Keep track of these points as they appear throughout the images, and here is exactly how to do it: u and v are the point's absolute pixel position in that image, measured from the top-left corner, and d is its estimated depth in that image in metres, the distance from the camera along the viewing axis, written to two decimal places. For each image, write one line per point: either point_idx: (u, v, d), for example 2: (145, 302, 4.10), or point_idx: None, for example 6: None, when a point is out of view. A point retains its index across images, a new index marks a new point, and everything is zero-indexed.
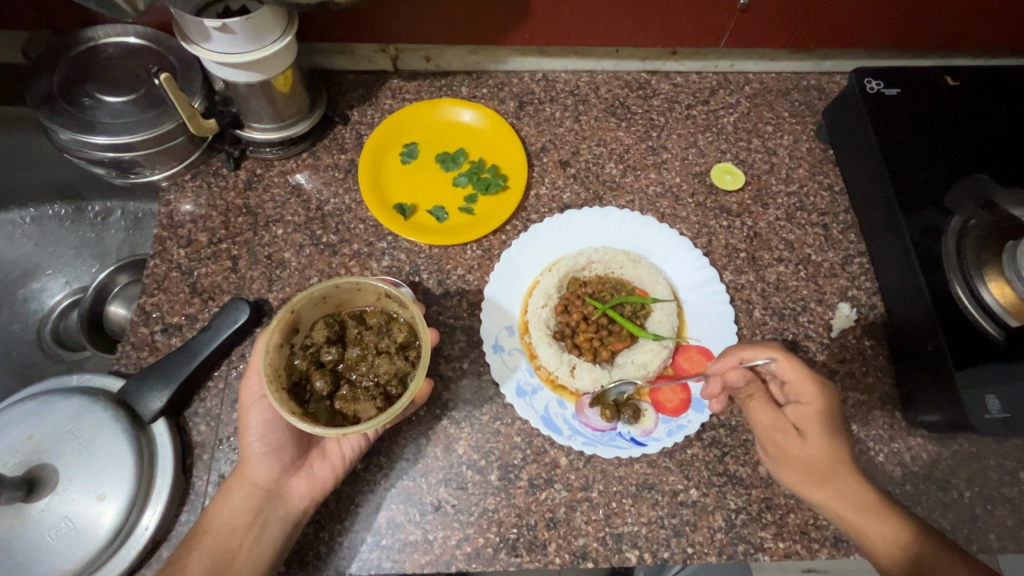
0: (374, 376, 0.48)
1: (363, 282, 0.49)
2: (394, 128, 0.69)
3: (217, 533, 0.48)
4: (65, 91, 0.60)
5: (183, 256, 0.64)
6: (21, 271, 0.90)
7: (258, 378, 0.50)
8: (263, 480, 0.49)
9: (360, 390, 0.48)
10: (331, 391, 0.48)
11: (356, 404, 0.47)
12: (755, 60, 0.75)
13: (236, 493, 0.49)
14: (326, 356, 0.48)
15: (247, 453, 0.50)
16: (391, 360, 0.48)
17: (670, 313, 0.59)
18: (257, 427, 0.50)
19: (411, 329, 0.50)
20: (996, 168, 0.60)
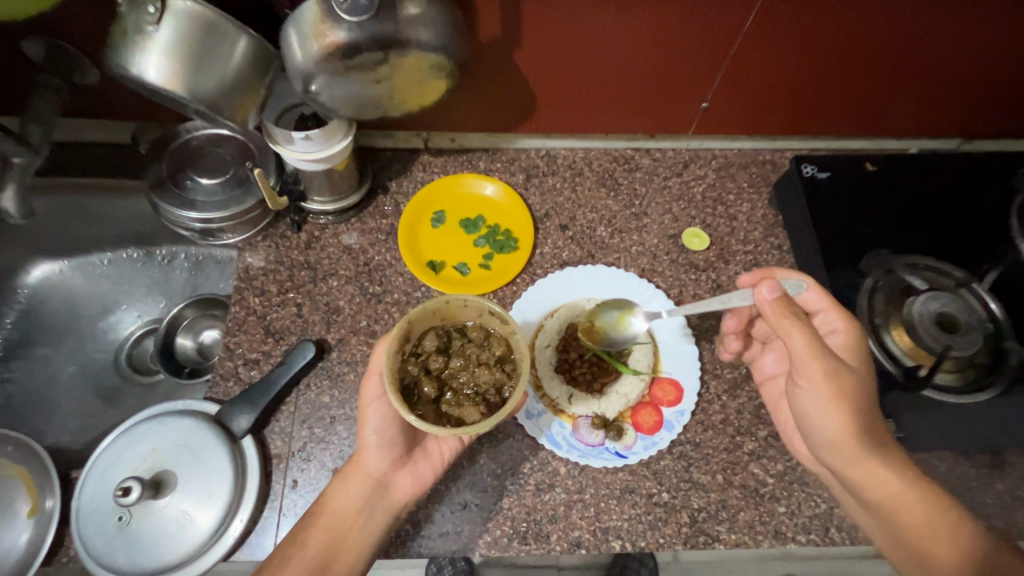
0: (475, 385, 0.61)
1: (470, 301, 0.62)
2: (426, 198, 0.86)
3: (332, 510, 0.62)
4: (172, 176, 0.77)
5: (257, 303, 0.79)
6: (100, 306, 1.05)
7: (378, 378, 0.64)
8: (375, 467, 0.64)
9: (463, 396, 0.60)
10: (436, 395, 0.60)
11: (460, 408, 0.59)
12: (720, 140, 0.90)
13: (354, 481, 0.64)
14: (435, 364, 0.61)
15: (366, 447, 0.65)
16: (490, 372, 0.61)
17: (647, 352, 0.74)
18: (374, 421, 0.65)
19: (505, 346, 0.63)
20: (909, 239, 0.75)
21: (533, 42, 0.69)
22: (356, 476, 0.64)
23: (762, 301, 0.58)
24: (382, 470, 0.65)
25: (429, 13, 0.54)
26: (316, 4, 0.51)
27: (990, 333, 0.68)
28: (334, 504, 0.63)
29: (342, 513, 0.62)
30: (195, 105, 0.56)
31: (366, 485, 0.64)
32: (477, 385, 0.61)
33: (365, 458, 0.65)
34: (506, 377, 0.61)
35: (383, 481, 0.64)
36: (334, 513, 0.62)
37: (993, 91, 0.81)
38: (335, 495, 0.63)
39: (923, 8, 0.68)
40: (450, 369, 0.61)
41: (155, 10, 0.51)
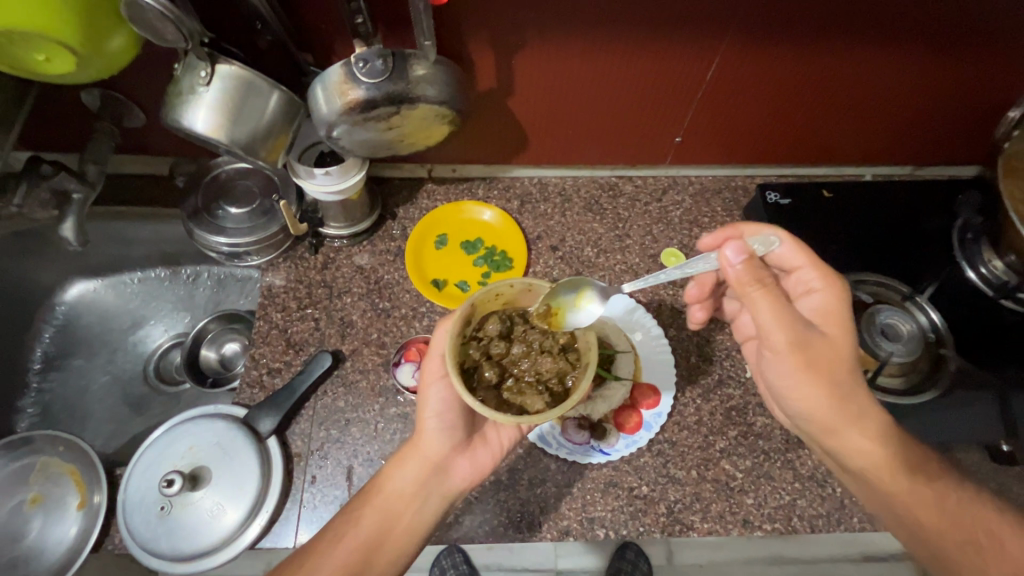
0: (537, 371, 0.64)
1: (534, 284, 0.67)
2: (431, 223, 0.95)
3: (387, 490, 0.66)
4: (205, 206, 0.87)
5: (279, 317, 0.88)
6: (130, 321, 1.14)
7: (439, 360, 0.68)
8: (434, 449, 0.68)
9: (526, 383, 0.64)
10: (498, 381, 0.64)
11: (523, 396, 0.62)
12: (696, 168, 0.99)
13: (411, 463, 0.68)
14: (497, 349, 0.65)
15: (425, 430, 0.69)
16: (554, 360, 0.64)
17: (628, 360, 0.83)
18: (435, 404, 0.68)
19: (567, 334, 0.67)
20: (860, 259, 0.84)
21: (523, 90, 0.79)
22: (414, 458, 0.68)
23: (729, 264, 0.59)
24: (440, 453, 0.68)
25: (435, 73, 0.63)
26: (339, 68, 0.61)
27: (930, 341, 0.77)
28: (390, 484, 0.66)
29: (399, 493, 0.66)
30: (232, 150, 0.65)
31: (423, 467, 0.67)
32: (540, 371, 0.64)
33: (425, 439, 0.68)
34: (569, 365, 0.65)
35: (439, 463, 0.68)
36: (390, 492, 0.66)
37: (938, 127, 0.90)
38: (393, 475, 0.67)
39: (866, 60, 0.77)
40: (512, 354, 0.66)
41: (205, 74, 0.61)
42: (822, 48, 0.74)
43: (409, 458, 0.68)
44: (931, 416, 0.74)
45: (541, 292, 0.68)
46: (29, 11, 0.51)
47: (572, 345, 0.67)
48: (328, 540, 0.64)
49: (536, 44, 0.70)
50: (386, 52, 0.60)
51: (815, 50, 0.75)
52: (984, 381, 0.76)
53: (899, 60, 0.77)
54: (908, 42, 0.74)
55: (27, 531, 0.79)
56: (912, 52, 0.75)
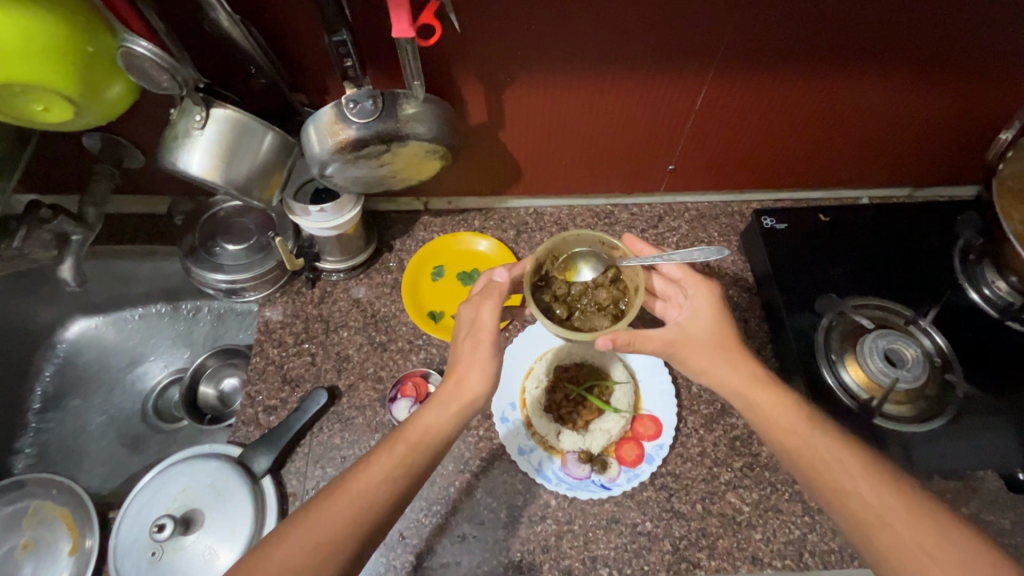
0: (596, 302, 0.72)
1: (585, 232, 0.74)
2: (427, 255, 0.95)
3: (423, 433, 0.63)
4: (201, 243, 0.87)
5: (276, 353, 0.88)
6: (129, 358, 1.14)
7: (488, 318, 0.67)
8: (470, 392, 0.65)
9: (591, 311, 0.72)
10: (567, 315, 0.72)
11: (592, 320, 0.71)
12: (690, 195, 1.00)
13: (448, 406, 0.65)
14: (560, 289, 0.72)
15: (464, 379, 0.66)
16: (609, 290, 0.73)
17: (627, 392, 0.80)
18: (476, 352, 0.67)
19: (615, 267, 0.74)
20: (859, 283, 0.83)
21: (515, 124, 0.79)
22: (446, 397, 0.65)
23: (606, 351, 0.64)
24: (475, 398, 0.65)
25: (425, 111, 0.64)
26: (331, 109, 0.61)
27: (937, 366, 0.76)
28: (421, 425, 0.64)
29: (433, 434, 0.63)
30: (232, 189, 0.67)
31: (454, 406, 0.65)
32: (601, 299, 0.72)
33: (461, 379, 0.66)
34: (622, 292, 0.73)
35: (472, 408, 0.65)
36: (424, 433, 0.63)
37: (931, 149, 0.91)
38: (426, 414, 0.64)
39: (853, 87, 0.77)
40: (573, 293, 0.73)
41: (200, 118, 0.62)
42: (809, 77, 0.75)
43: (443, 398, 0.65)
44: (940, 444, 0.72)
45: (590, 237, 0.75)
46: (27, 66, 0.53)
47: (622, 276, 0.74)
48: (364, 477, 0.60)
49: (524, 81, 0.72)
50: (376, 92, 0.61)
51: (802, 78, 0.75)
52: (995, 407, 0.74)
53: (886, 86, 0.78)
54: (895, 68, 0.74)
55: None
56: (899, 77, 0.76)
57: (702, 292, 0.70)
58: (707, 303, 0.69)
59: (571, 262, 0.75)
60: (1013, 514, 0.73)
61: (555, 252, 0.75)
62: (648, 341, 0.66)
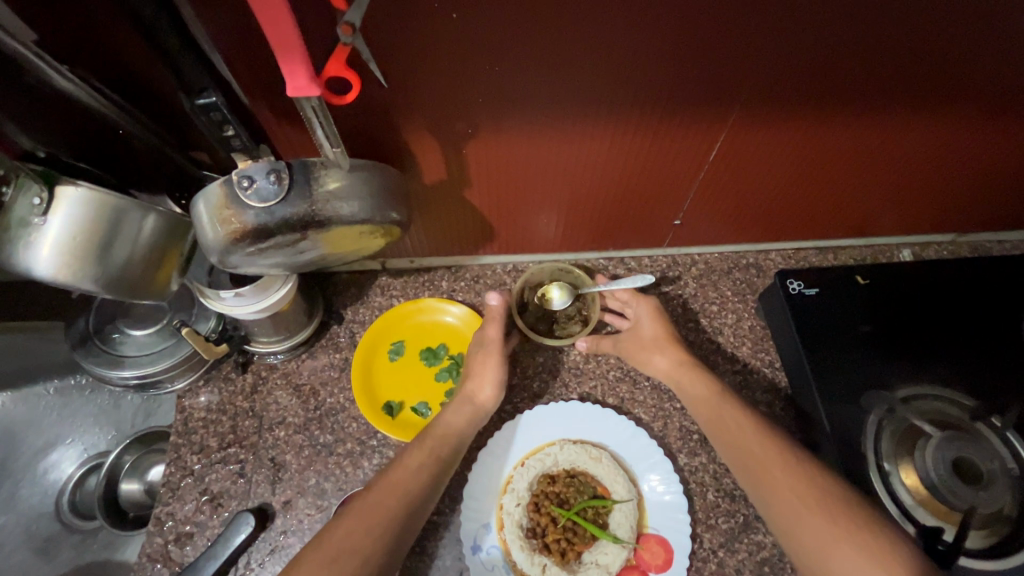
0: (567, 312, 0.79)
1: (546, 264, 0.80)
2: (383, 328, 0.78)
3: (444, 429, 0.63)
4: (98, 329, 0.70)
5: (195, 461, 0.71)
6: (40, 443, 0.95)
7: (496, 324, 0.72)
8: (485, 393, 0.66)
9: (566, 320, 0.78)
10: (548, 327, 0.78)
11: (569, 327, 0.78)
12: (699, 247, 0.83)
13: (465, 406, 0.66)
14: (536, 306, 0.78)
15: (480, 380, 0.67)
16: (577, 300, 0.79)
17: (629, 513, 0.65)
18: (484, 356, 0.69)
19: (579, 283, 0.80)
20: (910, 365, 0.68)
21: (484, 180, 0.63)
22: (462, 399, 0.66)
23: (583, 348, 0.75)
24: (490, 398, 0.66)
25: (351, 184, 0.48)
26: (218, 188, 0.45)
27: (1018, 479, 0.60)
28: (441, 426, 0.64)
29: (452, 433, 0.63)
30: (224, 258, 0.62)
31: (470, 406, 0.66)
32: (568, 310, 0.79)
33: (475, 382, 0.67)
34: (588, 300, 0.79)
35: (487, 408, 0.66)
36: (445, 432, 0.63)
37: (990, 193, 0.75)
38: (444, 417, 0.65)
39: (905, 131, 0.62)
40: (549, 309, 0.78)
41: (40, 200, 0.45)
42: (851, 122, 0.60)
43: (460, 400, 0.66)
44: None
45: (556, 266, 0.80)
46: None
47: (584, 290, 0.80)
48: (401, 470, 0.59)
49: (490, 133, 0.55)
50: (280, 164, 0.45)
51: (843, 123, 0.60)
52: None
53: (945, 130, 0.62)
54: (959, 110, 0.59)
55: None
56: (962, 119, 0.61)
57: (647, 302, 0.74)
58: (651, 310, 0.74)
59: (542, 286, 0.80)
60: None
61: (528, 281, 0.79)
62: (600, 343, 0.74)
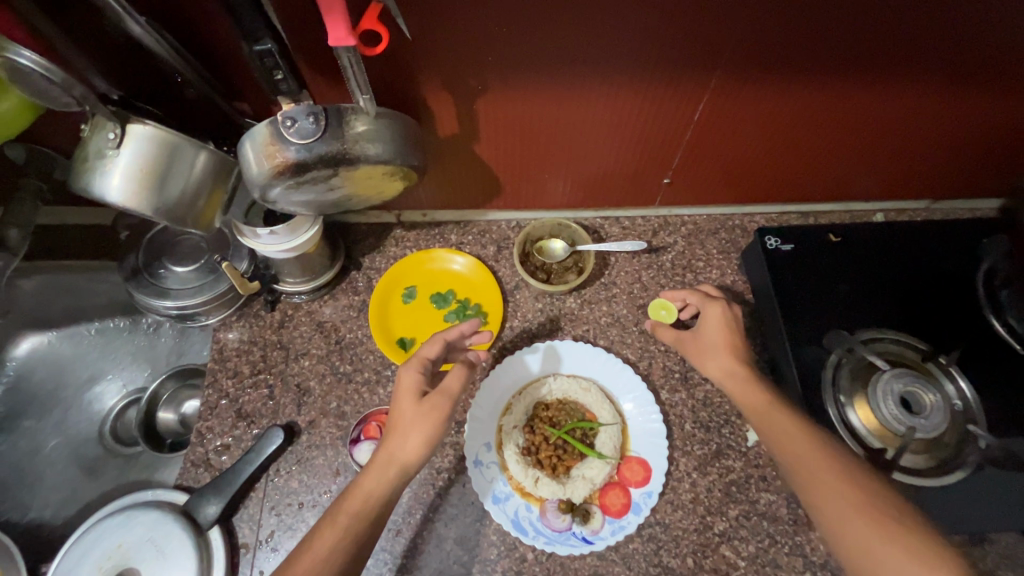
0: (563, 263, 0.86)
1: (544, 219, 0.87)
2: (397, 274, 0.87)
3: (364, 498, 0.60)
4: (146, 264, 0.79)
5: (230, 385, 0.80)
6: (85, 377, 1.06)
7: (415, 373, 0.66)
8: (410, 453, 0.62)
9: (563, 269, 0.86)
10: (546, 275, 0.85)
11: (565, 275, 0.85)
12: (688, 208, 0.91)
13: (384, 469, 0.61)
14: (536, 259, 0.86)
15: (400, 440, 0.62)
16: (572, 253, 0.87)
17: (613, 434, 0.74)
18: (407, 411, 0.64)
19: (575, 239, 0.87)
20: (872, 313, 0.75)
21: (491, 135, 0.70)
22: (385, 458, 0.61)
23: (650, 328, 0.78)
24: (417, 460, 0.62)
25: (378, 129, 0.55)
26: (265, 127, 0.52)
27: (958, 412, 0.68)
28: (360, 492, 0.60)
29: (374, 502, 0.59)
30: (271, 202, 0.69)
31: (394, 469, 0.61)
32: (564, 261, 0.86)
33: (399, 439, 0.62)
34: (582, 253, 0.87)
35: (413, 469, 0.62)
36: (365, 500, 0.59)
37: (958, 161, 0.81)
38: (365, 480, 0.61)
39: (875, 98, 0.68)
40: (547, 261, 0.86)
41: (114, 136, 0.53)
42: (826, 87, 0.66)
43: (382, 459, 0.61)
44: (957, 498, 0.65)
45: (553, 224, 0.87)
46: None
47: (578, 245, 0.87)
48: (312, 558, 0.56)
49: (499, 91, 0.62)
50: (318, 108, 0.52)
51: (818, 88, 0.66)
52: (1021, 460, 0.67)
53: (912, 97, 0.68)
54: (924, 78, 0.65)
55: None
56: (928, 86, 0.66)
57: (715, 307, 0.73)
58: (720, 313, 0.73)
59: (542, 241, 0.87)
60: None
61: (529, 239, 0.87)
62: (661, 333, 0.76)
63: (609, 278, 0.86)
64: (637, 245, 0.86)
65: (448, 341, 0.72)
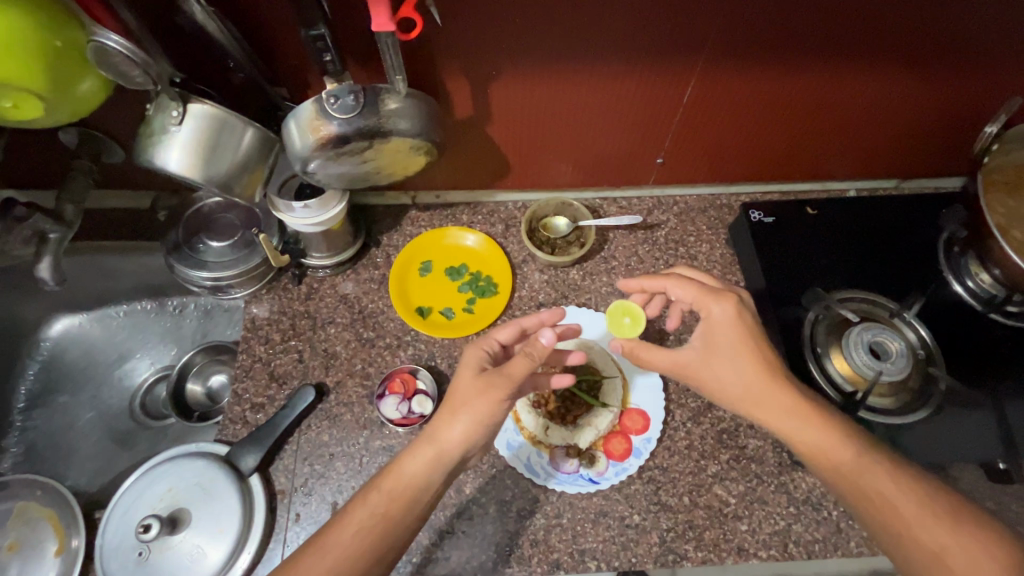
0: (565, 238, 0.94)
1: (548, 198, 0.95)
2: (414, 250, 0.94)
3: (401, 477, 0.63)
4: (186, 240, 0.86)
5: (262, 350, 0.87)
6: (116, 355, 1.12)
7: (474, 359, 0.69)
8: (451, 437, 0.64)
9: (566, 244, 0.94)
10: (551, 249, 0.93)
11: (569, 248, 0.93)
12: (680, 188, 0.99)
13: (424, 450, 0.64)
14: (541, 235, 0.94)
15: (443, 423, 0.64)
16: (574, 229, 0.95)
17: (616, 386, 0.83)
18: (458, 393, 0.66)
19: (576, 217, 0.95)
20: (845, 276, 0.84)
21: (502, 117, 0.78)
22: (428, 438, 0.65)
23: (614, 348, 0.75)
24: (458, 444, 0.64)
25: (407, 106, 0.63)
26: (311, 104, 0.60)
27: (920, 359, 0.77)
28: (398, 473, 0.63)
29: (409, 480, 0.63)
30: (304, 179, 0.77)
31: (433, 451, 0.64)
32: (568, 236, 0.95)
33: (441, 423, 0.65)
34: (583, 229, 0.95)
35: (452, 454, 0.64)
36: (400, 482, 0.63)
37: (923, 140, 0.90)
38: (405, 461, 0.64)
39: (844, 81, 0.77)
40: (551, 236, 0.94)
41: (177, 113, 0.61)
42: (800, 70, 0.74)
43: (424, 441, 0.65)
44: (921, 434, 0.73)
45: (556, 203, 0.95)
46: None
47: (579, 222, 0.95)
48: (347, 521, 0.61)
49: (511, 75, 0.71)
50: (358, 88, 0.60)
51: (792, 72, 0.74)
52: (978, 400, 0.75)
53: (877, 79, 0.77)
54: (886, 61, 0.73)
55: None
56: (889, 70, 0.75)
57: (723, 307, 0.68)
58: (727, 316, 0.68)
59: (546, 220, 0.95)
60: (994, 503, 0.74)
61: (535, 217, 0.95)
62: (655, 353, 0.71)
63: (608, 251, 0.94)
64: (632, 220, 0.94)
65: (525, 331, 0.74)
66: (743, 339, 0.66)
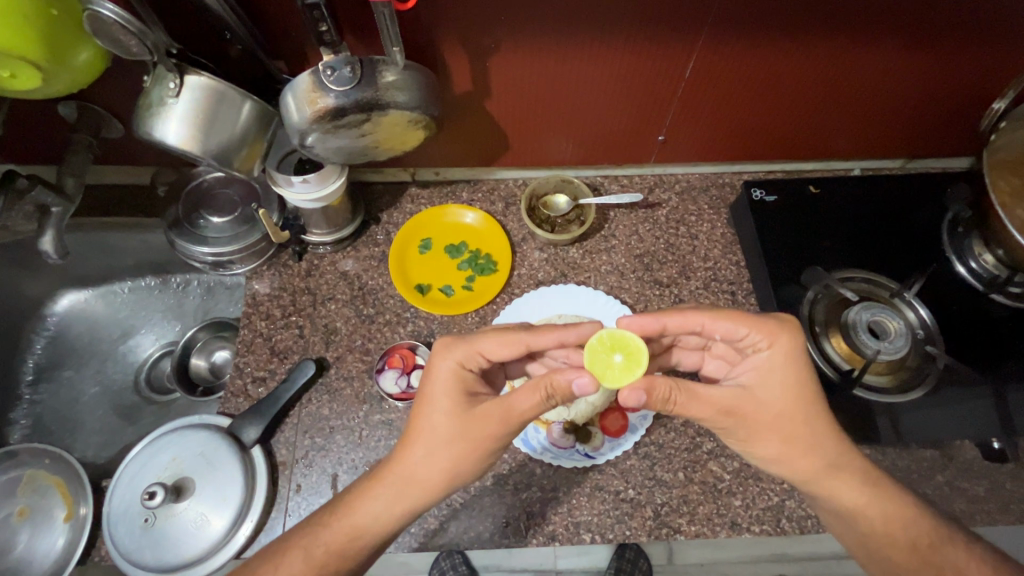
0: (565, 217, 0.94)
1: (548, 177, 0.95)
2: (414, 228, 0.94)
3: (360, 513, 0.63)
4: (186, 215, 0.88)
5: (263, 326, 0.87)
6: (120, 330, 1.13)
7: (440, 384, 0.65)
8: (424, 471, 0.62)
9: (566, 222, 0.94)
10: (552, 228, 0.93)
11: (569, 227, 0.93)
12: (682, 166, 0.98)
13: (390, 488, 0.63)
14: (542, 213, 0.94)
15: (411, 458, 0.63)
16: (574, 208, 0.94)
17: None
18: (426, 425, 0.63)
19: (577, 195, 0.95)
20: (847, 257, 0.83)
21: (501, 91, 0.77)
22: (399, 475, 0.63)
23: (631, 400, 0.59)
24: (432, 477, 0.62)
25: (405, 79, 0.63)
26: (307, 77, 0.60)
27: (919, 338, 0.77)
28: (355, 517, 0.62)
29: (371, 522, 0.62)
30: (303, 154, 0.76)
31: (408, 486, 0.63)
32: (568, 214, 0.94)
33: (414, 459, 0.63)
34: (582, 207, 0.94)
35: (426, 488, 0.63)
36: (365, 523, 0.62)
37: (928, 119, 0.89)
38: (371, 500, 0.63)
39: (850, 56, 0.75)
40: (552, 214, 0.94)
41: (174, 85, 0.60)
42: (804, 46, 0.73)
43: (394, 479, 0.63)
44: (915, 412, 0.74)
45: (555, 180, 0.95)
46: None
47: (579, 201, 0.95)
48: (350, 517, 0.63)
49: (510, 48, 0.70)
50: (354, 59, 0.60)
51: (798, 46, 0.73)
52: (974, 381, 0.75)
53: (883, 55, 0.75)
54: (892, 36, 0.72)
55: (16, 544, 0.79)
56: (894, 46, 0.74)
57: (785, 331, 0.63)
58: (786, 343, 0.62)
59: (546, 198, 0.95)
60: (986, 482, 0.74)
61: (535, 195, 0.95)
62: (697, 400, 0.60)
63: (608, 230, 0.94)
64: (632, 198, 0.93)
65: (530, 349, 0.67)
66: (795, 373, 0.62)
